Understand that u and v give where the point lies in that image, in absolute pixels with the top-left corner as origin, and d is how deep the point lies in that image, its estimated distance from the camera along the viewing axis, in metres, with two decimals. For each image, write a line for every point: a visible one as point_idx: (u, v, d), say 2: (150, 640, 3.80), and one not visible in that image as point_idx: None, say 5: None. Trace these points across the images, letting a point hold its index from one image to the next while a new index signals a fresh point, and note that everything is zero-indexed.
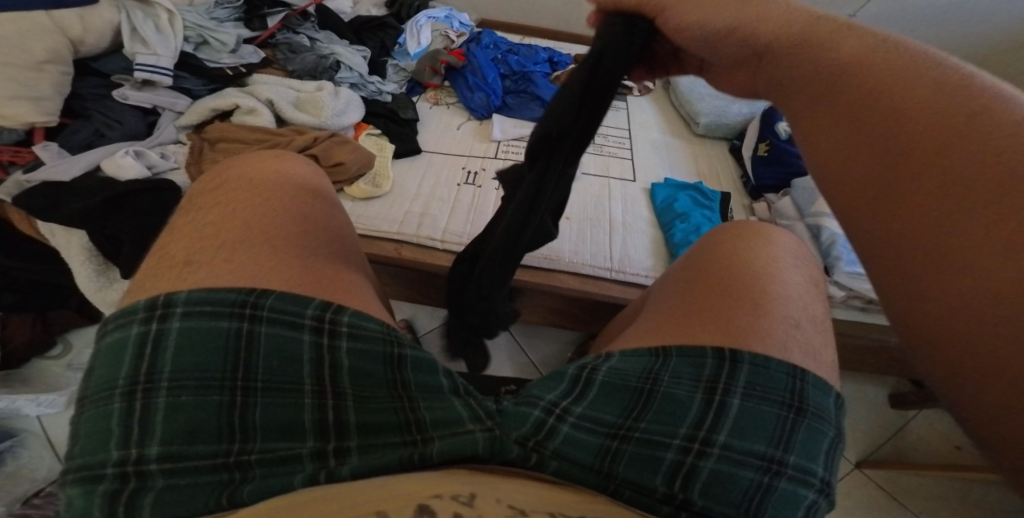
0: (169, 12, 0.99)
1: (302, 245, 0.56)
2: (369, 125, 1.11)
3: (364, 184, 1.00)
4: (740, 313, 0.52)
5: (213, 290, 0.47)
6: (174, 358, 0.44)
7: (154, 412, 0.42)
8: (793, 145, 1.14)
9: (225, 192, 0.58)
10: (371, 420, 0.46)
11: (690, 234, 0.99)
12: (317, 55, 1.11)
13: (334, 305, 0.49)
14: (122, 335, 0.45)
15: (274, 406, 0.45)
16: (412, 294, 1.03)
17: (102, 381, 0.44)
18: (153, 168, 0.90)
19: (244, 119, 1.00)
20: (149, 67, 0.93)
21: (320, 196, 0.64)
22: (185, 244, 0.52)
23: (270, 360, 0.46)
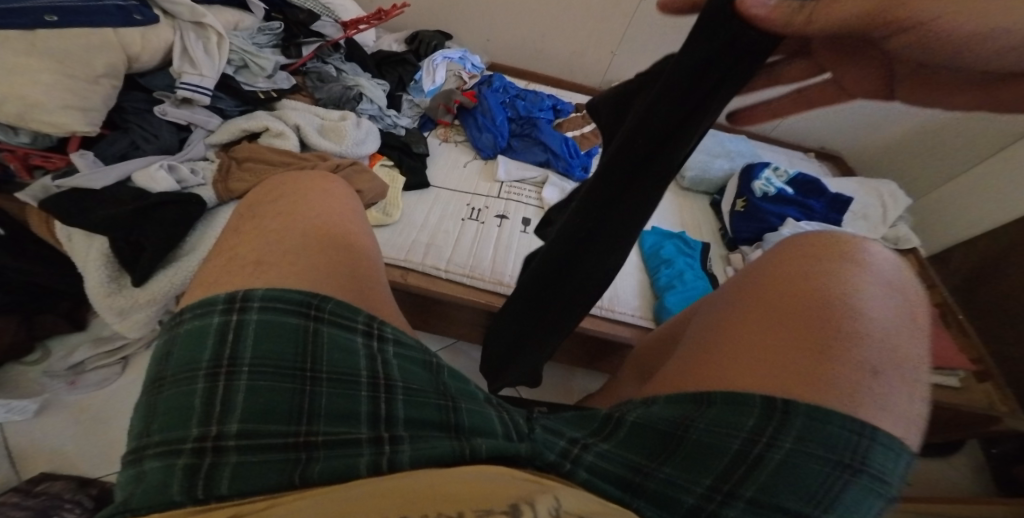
0: (221, 35, 1.00)
1: (350, 254, 0.60)
2: (382, 156, 1.17)
3: (376, 212, 1.05)
4: (782, 348, 0.54)
5: (285, 289, 0.51)
6: (251, 345, 0.48)
7: (234, 394, 0.45)
8: (766, 204, 1.27)
9: (286, 201, 0.62)
10: (417, 413, 0.49)
11: (673, 279, 1.09)
12: (343, 86, 1.16)
13: (380, 316, 0.53)
14: (201, 322, 0.49)
15: (334, 397, 0.48)
16: (413, 319, 1.08)
17: (182, 363, 0.47)
18: (182, 182, 0.93)
19: (272, 141, 1.03)
20: (193, 87, 0.95)
21: (361, 218, 0.68)
22: (254, 246, 0.56)
23: (332, 356, 0.49)
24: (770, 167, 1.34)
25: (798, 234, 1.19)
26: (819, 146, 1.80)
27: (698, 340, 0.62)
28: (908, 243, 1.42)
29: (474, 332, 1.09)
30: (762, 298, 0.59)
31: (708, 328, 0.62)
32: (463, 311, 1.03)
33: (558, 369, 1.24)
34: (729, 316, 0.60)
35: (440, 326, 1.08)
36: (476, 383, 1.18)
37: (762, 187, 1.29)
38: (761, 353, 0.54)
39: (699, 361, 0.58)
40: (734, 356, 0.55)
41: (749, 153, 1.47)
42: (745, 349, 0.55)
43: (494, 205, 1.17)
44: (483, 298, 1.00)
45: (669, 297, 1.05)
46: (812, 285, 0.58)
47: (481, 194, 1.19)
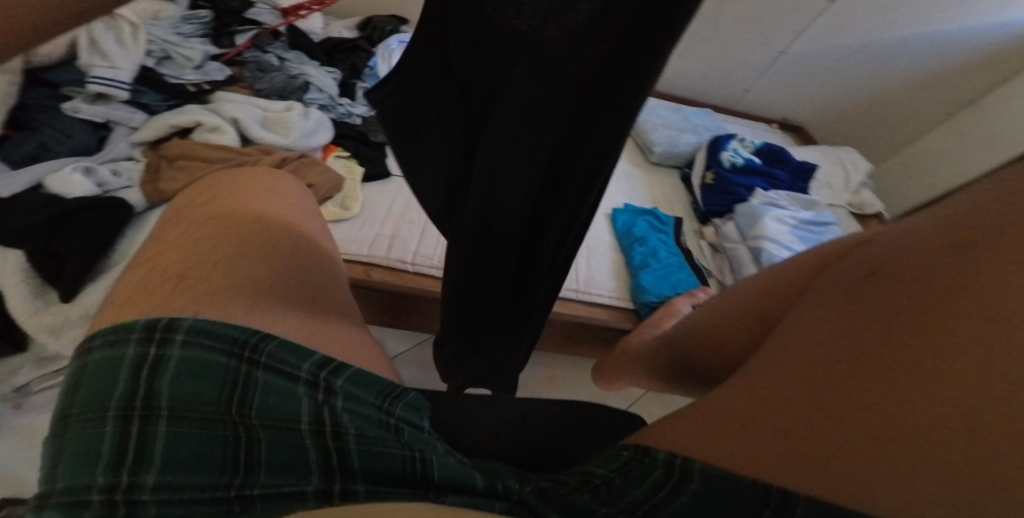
0: (134, 25, 0.94)
1: (297, 272, 0.56)
2: (337, 148, 1.10)
3: (333, 206, 1.00)
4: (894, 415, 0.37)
5: (215, 322, 0.46)
6: (173, 386, 0.43)
7: (151, 440, 0.42)
8: (734, 175, 1.26)
9: (219, 207, 0.56)
10: (376, 459, 0.45)
11: (648, 257, 1.07)
12: (286, 75, 1.09)
13: (331, 365, 0.49)
14: (116, 352, 0.44)
15: (274, 448, 0.44)
16: (384, 317, 1.04)
17: (93, 398, 0.43)
18: (102, 185, 0.86)
19: (207, 136, 0.95)
20: (106, 81, 0.88)
21: (322, 238, 0.64)
22: (178, 259, 0.50)
23: (265, 403, 0.45)
24: (736, 138, 1.34)
25: (766, 204, 1.19)
26: (781, 118, 1.77)
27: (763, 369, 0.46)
28: (871, 209, 1.43)
29: None
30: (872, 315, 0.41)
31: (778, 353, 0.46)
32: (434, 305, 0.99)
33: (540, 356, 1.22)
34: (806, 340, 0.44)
35: (413, 323, 1.04)
36: None
37: (729, 159, 1.28)
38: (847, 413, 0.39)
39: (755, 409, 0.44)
40: (810, 419, 0.40)
41: (715, 127, 1.46)
42: (823, 406, 0.40)
43: None
44: None
45: (645, 275, 1.03)
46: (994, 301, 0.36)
47: None
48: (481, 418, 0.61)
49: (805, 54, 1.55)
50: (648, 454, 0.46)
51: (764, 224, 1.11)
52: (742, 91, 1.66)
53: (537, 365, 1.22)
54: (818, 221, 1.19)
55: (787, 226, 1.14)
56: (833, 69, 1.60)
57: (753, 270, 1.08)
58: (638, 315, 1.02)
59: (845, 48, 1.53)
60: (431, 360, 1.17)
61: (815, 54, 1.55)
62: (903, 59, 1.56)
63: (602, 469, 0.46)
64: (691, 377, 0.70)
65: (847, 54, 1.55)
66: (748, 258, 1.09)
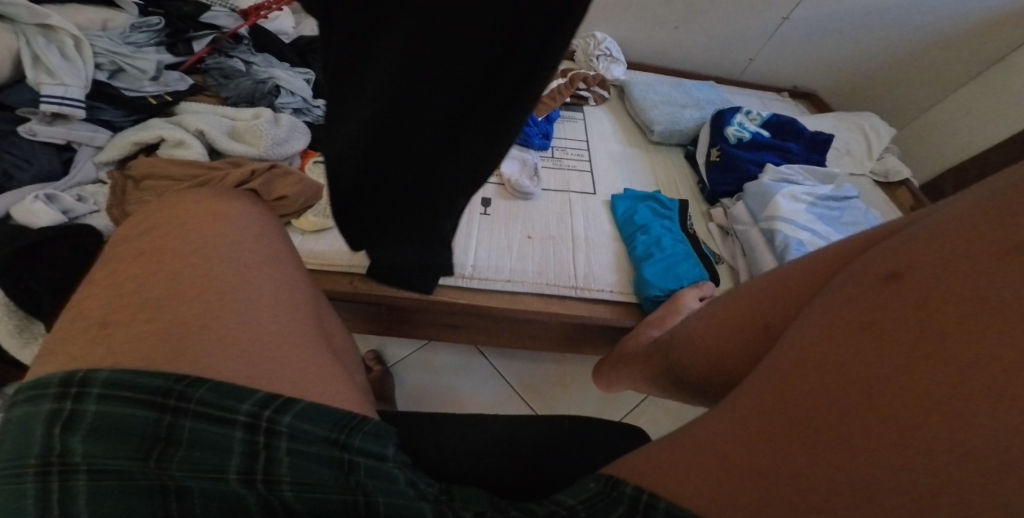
0: (77, 36, 0.89)
1: (244, 298, 0.49)
2: (315, 152, 1.06)
3: (314, 216, 0.94)
4: (897, 450, 0.34)
5: (136, 371, 0.42)
6: (90, 441, 0.40)
7: (71, 497, 0.38)
8: (741, 150, 1.17)
9: (158, 235, 0.51)
10: (317, 505, 0.42)
11: (651, 246, 0.99)
12: (253, 81, 1.04)
13: (276, 401, 0.44)
14: (30, 408, 0.40)
15: (212, 497, 0.40)
16: (378, 327, 0.99)
17: (9, 456, 0.39)
18: (68, 212, 0.81)
19: (172, 152, 0.91)
20: (58, 100, 0.83)
21: (289, 258, 0.57)
22: (103, 300, 0.47)
23: (193, 453, 0.41)
24: (742, 111, 1.23)
25: (779, 181, 1.10)
26: (791, 86, 1.65)
27: (752, 388, 0.42)
28: (898, 175, 1.33)
29: (442, 332, 1.00)
30: (878, 336, 0.37)
31: (766, 370, 0.42)
32: (424, 313, 0.93)
33: (548, 355, 1.16)
34: (802, 355, 0.40)
35: (408, 331, 0.99)
36: (459, 381, 1.10)
37: (735, 133, 1.19)
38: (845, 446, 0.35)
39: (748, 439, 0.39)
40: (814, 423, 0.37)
41: (720, 100, 1.37)
42: (823, 441, 0.36)
43: None
44: (445, 294, 0.90)
45: (648, 267, 0.95)
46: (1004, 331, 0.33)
47: None
48: (463, 434, 0.56)
49: (813, 17, 1.43)
50: (617, 487, 0.42)
51: (777, 203, 1.02)
52: (747, 60, 1.56)
53: (546, 363, 1.16)
54: (839, 197, 1.08)
55: (803, 203, 1.05)
56: (846, 30, 1.47)
57: (767, 254, 0.99)
58: (642, 310, 0.95)
59: (858, 8, 1.40)
60: (433, 363, 1.12)
61: (823, 17, 1.43)
62: (926, 16, 1.42)
63: (571, 499, 0.43)
64: (687, 385, 0.64)
65: (862, 13, 1.42)
66: (762, 242, 1.00)
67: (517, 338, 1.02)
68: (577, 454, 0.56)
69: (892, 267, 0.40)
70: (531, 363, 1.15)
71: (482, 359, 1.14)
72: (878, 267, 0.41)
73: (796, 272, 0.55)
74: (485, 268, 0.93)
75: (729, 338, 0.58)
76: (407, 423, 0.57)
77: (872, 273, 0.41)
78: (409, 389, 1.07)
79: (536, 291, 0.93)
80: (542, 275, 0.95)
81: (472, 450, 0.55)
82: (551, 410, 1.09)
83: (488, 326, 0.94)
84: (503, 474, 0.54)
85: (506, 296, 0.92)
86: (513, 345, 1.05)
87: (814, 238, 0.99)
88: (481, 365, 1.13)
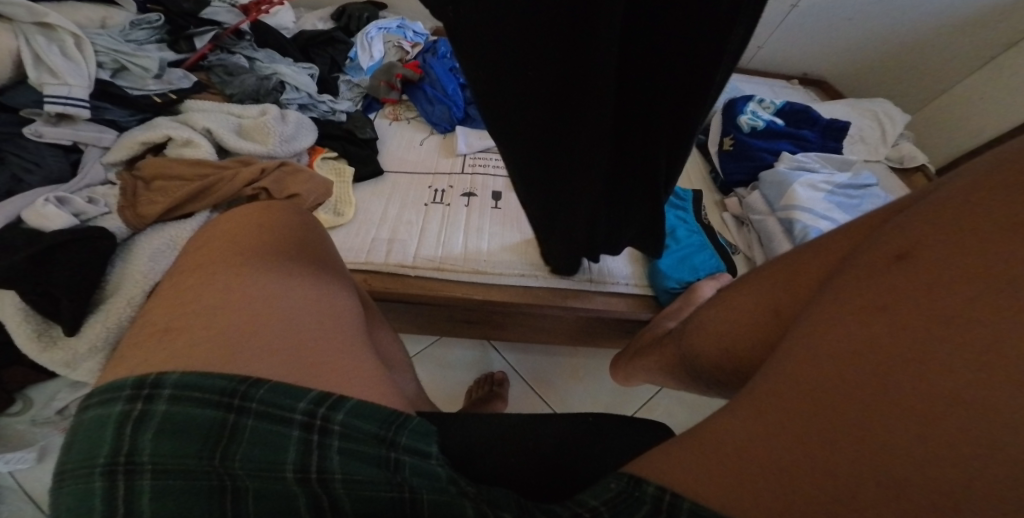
0: (77, 35, 0.87)
1: (285, 291, 0.49)
2: (324, 148, 1.05)
3: (325, 213, 0.93)
4: (926, 448, 0.32)
5: (203, 372, 0.42)
6: (160, 440, 0.40)
7: (138, 495, 0.38)
8: (755, 139, 1.15)
9: (201, 244, 0.52)
10: (365, 503, 0.41)
11: (667, 237, 0.98)
12: (258, 77, 1.03)
13: (332, 398, 0.43)
14: (104, 412, 0.41)
15: (268, 497, 0.41)
16: (391, 324, 0.99)
17: (82, 455, 0.40)
18: (80, 215, 0.80)
19: (181, 151, 0.90)
20: (61, 100, 0.82)
21: (326, 264, 0.55)
22: (155, 311, 0.46)
23: (253, 453, 0.41)
24: (754, 99, 1.21)
25: (795, 169, 1.08)
26: (801, 74, 1.65)
27: (766, 383, 0.39)
28: (914, 161, 1.31)
29: (456, 327, 0.99)
30: (900, 327, 0.35)
31: (779, 363, 0.39)
32: (438, 309, 0.92)
33: (561, 348, 1.15)
34: (821, 346, 0.37)
35: (420, 326, 0.99)
36: (473, 375, 1.10)
37: (749, 122, 1.17)
38: (874, 445, 0.33)
39: (768, 436, 0.36)
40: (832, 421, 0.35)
41: (729, 88, 1.34)
42: (845, 433, 0.34)
43: (459, 184, 1.04)
44: (460, 289, 0.89)
45: (663, 259, 0.93)
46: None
47: (443, 173, 1.06)
48: (485, 433, 0.56)
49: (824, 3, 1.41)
50: (639, 487, 0.39)
51: (794, 192, 1.00)
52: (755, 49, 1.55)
53: (558, 356, 1.15)
54: (857, 184, 1.07)
55: (821, 192, 1.03)
56: (856, 15, 1.45)
57: (786, 244, 0.98)
58: (658, 302, 0.94)
59: None
60: (446, 358, 1.11)
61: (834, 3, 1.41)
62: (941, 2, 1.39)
63: (592, 500, 0.40)
64: (704, 379, 0.62)
65: None
66: (780, 232, 0.99)
67: (530, 332, 1.01)
68: (602, 452, 0.55)
69: (899, 249, 0.38)
70: (544, 356, 1.15)
71: (494, 354, 1.13)
72: (884, 250, 0.39)
73: (808, 257, 0.53)
74: (498, 261, 0.93)
75: (745, 329, 0.55)
76: (436, 421, 0.57)
77: (876, 257, 0.39)
78: (423, 384, 1.07)
79: (551, 285, 0.92)
80: None
81: (495, 451, 0.55)
82: (566, 402, 1.09)
83: (502, 322, 0.94)
84: (525, 472, 0.53)
85: (522, 291, 0.91)
86: (526, 339, 1.04)
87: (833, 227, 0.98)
88: (493, 360, 1.12)
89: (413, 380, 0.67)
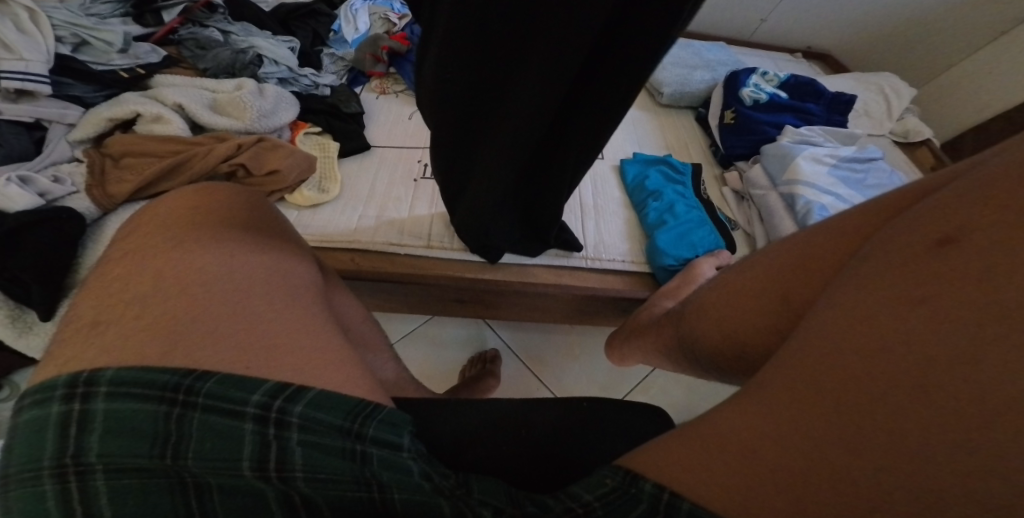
0: (30, 9, 0.82)
1: (250, 271, 0.46)
2: (306, 124, 1.01)
3: (309, 190, 0.89)
4: (946, 443, 0.30)
5: (141, 366, 0.39)
6: (105, 440, 0.37)
7: (94, 497, 0.36)
8: (757, 112, 1.11)
9: (146, 218, 0.48)
10: (334, 500, 0.40)
11: (664, 214, 0.95)
12: (232, 50, 0.98)
13: (288, 389, 0.41)
14: (39, 413, 0.37)
15: (230, 492, 0.38)
16: (383, 303, 0.96)
17: (24, 458, 0.37)
18: (46, 194, 0.75)
19: (151, 128, 0.86)
20: (18, 75, 0.77)
21: (281, 241, 0.52)
22: (98, 299, 0.43)
23: (205, 448, 0.39)
24: (757, 72, 1.17)
25: (799, 142, 1.04)
26: (805, 47, 1.60)
27: (784, 370, 0.36)
28: (919, 135, 1.26)
29: (448, 307, 0.96)
30: (937, 318, 0.32)
31: (800, 349, 0.36)
32: (429, 289, 0.89)
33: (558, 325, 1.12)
34: (848, 335, 0.35)
35: (412, 305, 0.96)
36: (467, 354, 1.07)
37: (751, 95, 1.12)
38: (897, 442, 0.31)
39: (783, 429, 0.34)
40: (838, 413, 0.33)
41: (731, 60, 1.29)
42: (851, 426, 0.32)
43: None
44: (451, 269, 0.86)
45: (662, 235, 0.91)
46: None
47: None
48: (475, 420, 0.53)
49: None
50: (635, 483, 0.36)
51: (798, 166, 0.96)
52: (758, 21, 1.49)
53: (555, 334, 1.12)
54: (863, 158, 1.03)
55: (825, 166, 0.99)
56: None
57: (787, 219, 0.95)
58: (655, 280, 0.91)
59: None
60: (440, 337, 1.09)
61: None
62: None
63: (587, 495, 0.37)
64: (703, 363, 0.59)
65: None
66: (782, 207, 0.96)
67: (526, 311, 0.99)
68: (598, 438, 0.52)
69: (941, 234, 0.36)
70: (541, 334, 1.12)
71: (491, 332, 1.10)
72: (924, 234, 0.36)
73: (825, 234, 0.50)
74: None
75: (747, 311, 0.52)
76: (425, 408, 0.54)
77: (917, 239, 0.36)
78: (416, 365, 1.04)
79: (545, 263, 0.89)
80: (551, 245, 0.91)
81: (487, 436, 0.52)
82: (562, 381, 1.07)
83: (496, 301, 0.90)
84: (517, 460, 0.51)
85: (515, 269, 0.88)
86: (521, 318, 1.01)
87: (836, 202, 0.94)
88: (490, 338, 1.10)
89: (394, 361, 0.65)
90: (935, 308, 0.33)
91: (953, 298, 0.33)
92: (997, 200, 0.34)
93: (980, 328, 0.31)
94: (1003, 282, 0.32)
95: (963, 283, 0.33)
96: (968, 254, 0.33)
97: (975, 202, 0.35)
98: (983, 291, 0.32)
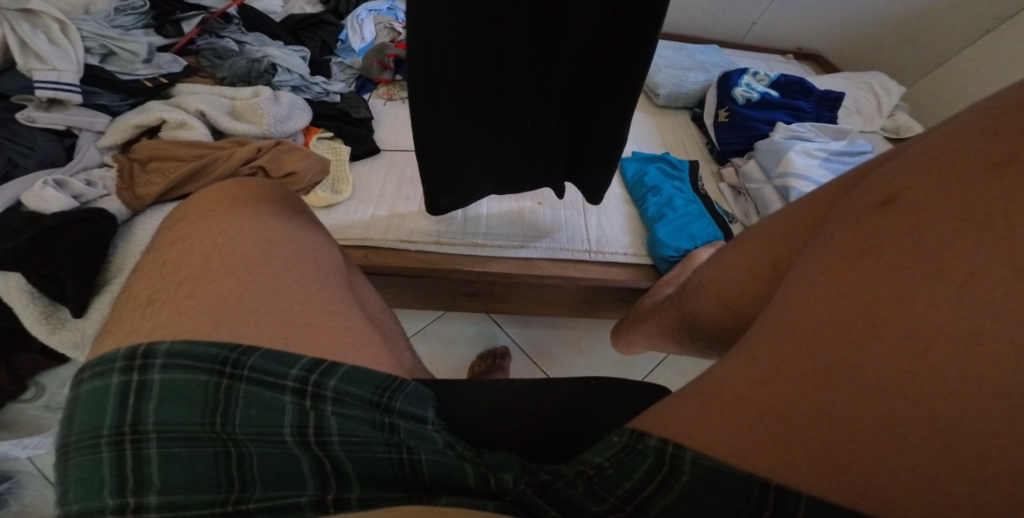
0: (61, 20, 0.87)
1: (287, 256, 0.50)
2: (319, 129, 1.05)
3: (323, 191, 0.93)
4: (929, 391, 0.33)
5: (193, 340, 0.43)
6: (161, 410, 0.41)
7: (146, 463, 0.39)
8: (750, 110, 1.16)
9: (190, 211, 0.52)
10: (365, 463, 0.42)
11: (663, 207, 0.99)
12: (248, 59, 1.03)
13: (323, 365, 0.44)
14: (99, 384, 0.41)
15: (270, 458, 0.42)
16: (396, 297, 0.99)
17: (84, 427, 0.40)
18: (79, 197, 0.80)
19: (175, 133, 0.91)
20: (52, 85, 0.83)
21: (312, 228, 0.56)
22: (148, 281, 0.47)
23: (249, 417, 0.42)
24: (749, 72, 1.22)
25: (790, 138, 1.08)
26: (795, 48, 1.65)
27: (761, 330, 0.40)
28: (909, 131, 1.29)
29: (457, 301, 1.00)
30: (899, 278, 0.35)
31: (773, 311, 0.40)
32: (440, 283, 0.93)
33: (562, 319, 1.16)
34: (812, 292, 0.38)
35: (423, 298, 0.99)
36: (477, 350, 1.11)
37: (743, 94, 1.17)
38: (849, 393, 0.35)
39: (759, 383, 0.37)
40: (821, 371, 0.36)
41: (723, 62, 1.35)
42: (838, 385, 0.35)
43: None
44: (460, 263, 0.90)
45: (662, 228, 0.95)
46: (995, 263, 0.33)
47: None
48: (491, 396, 0.56)
49: None
50: (641, 440, 0.40)
51: (790, 159, 1.00)
52: (748, 24, 1.55)
53: (560, 330, 1.16)
54: (852, 151, 1.07)
55: (816, 159, 1.04)
56: None
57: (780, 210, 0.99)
58: (656, 270, 0.95)
59: None
60: (449, 334, 1.12)
61: None
62: None
63: (597, 457, 0.41)
64: (703, 337, 0.62)
65: None
66: (775, 199, 1.00)
67: (534, 305, 1.02)
68: (606, 413, 0.55)
69: (884, 194, 0.39)
70: (546, 330, 1.16)
71: (500, 331, 1.14)
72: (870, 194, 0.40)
73: (803, 208, 0.54)
74: (496, 235, 0.94)
75: (743, 283, 0.56)
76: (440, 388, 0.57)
77: (864, 201, 0.40)
78: (428, 362, 1.08)
79: (550, 256, 0.93)
80: (555, 239, 0.95)
81: (500, 412, 0.55)
82: (567, 373, 1.10)
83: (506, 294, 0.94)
84: (531, 437, 0.53)
85: (521, 262, 0.93)
86: (529, 311, 1.04)
87: None
88: (499, 336, 1.13)
89: (410, 351, 0.66)
90: (903, 264, 0.36)
91: (923, 251, 0.35)
92: (963, 158, 0.37)
93: (960, 281, 0.34)
94: (970, 233, 0.34)
95: (922, 243, 0.35)
96: (931, 214, 0.36)
97: (944, 160, 0.38)
98: (967, 245, 0.34)
